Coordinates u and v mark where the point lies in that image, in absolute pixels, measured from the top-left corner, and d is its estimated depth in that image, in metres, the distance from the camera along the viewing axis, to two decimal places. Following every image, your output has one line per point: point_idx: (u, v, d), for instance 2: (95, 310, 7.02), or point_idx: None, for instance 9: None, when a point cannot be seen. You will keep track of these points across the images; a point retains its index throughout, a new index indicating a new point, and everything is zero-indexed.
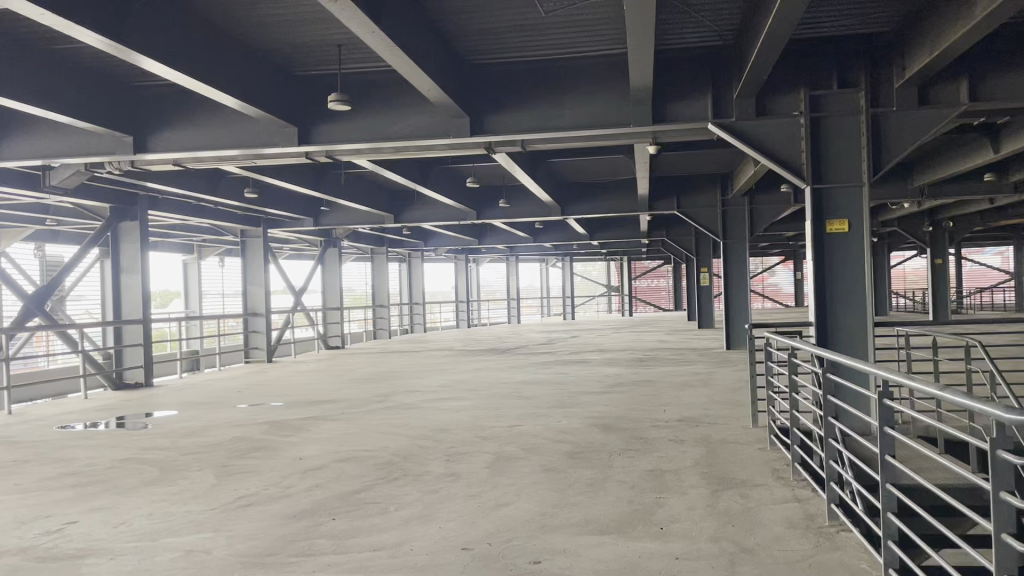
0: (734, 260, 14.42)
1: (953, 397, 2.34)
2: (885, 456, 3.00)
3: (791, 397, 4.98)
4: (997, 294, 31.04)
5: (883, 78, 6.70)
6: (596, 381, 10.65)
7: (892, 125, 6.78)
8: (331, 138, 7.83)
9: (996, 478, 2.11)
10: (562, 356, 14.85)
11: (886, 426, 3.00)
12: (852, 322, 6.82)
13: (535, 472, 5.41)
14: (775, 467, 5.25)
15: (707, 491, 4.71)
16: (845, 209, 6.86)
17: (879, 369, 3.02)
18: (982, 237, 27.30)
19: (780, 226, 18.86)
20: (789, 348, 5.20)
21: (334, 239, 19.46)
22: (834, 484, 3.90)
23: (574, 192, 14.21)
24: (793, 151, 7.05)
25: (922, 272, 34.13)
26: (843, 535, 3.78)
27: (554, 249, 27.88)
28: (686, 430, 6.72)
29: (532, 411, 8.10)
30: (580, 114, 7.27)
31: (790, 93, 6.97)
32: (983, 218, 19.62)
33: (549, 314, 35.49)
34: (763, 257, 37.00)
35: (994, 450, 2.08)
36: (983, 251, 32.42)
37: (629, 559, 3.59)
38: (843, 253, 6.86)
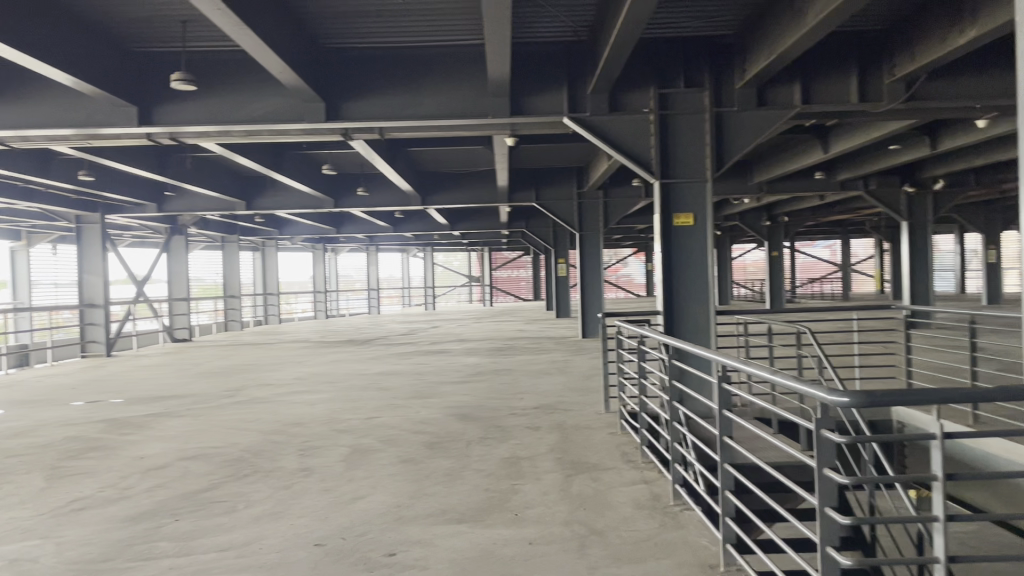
0: (590, 252, 15.10)
1: (784, 381, 2.50)
2: (724, 438, 3.20)
3: (641, 383, 5.17)
4: (826, 284, 33.36)
5: (725, 79, 7.05)
6: (456, 370, 10.66)
7: (733, 123, 7.14)
8: (173, 120, 7.41)
9: (819, 455, 2.27)
10: (422, 346, 14.80)
11: (725, 409, 3.19)
12: (695, 310, 7.21)
13: (392, 463, 5.36)
14: (625, 451, 5.42)
15: (560, 476, 4.83)
16: (690, 203, 7.22)
17: (718, 356, 3.19)
18: (815, 232, 29.26)
19: (633, 219, 19.55)
20: (638, 336, 5.36)
21: (181, 227, 18.30)
22: (678, 465, 4.08)
23: (433, 183, 14.05)
24: (642, 145, 7.30)
25: (761, 264, 36.26)
26: (686, 514, 3.97)
27: (413, 238, 27.68)
28: (541, 417, 6.86)
29: (390, 402, 8.01)
30: (438, 102, 7.24)
31: (639, 90, 7.19)
32: (816, 213, 21.05)
33: (409, 304, 35.20)
34: (617, 249, 38.17)
35: (819, 431, 2.23)
36: (815, 245, 34.78)
37: (484, 546, 3.63)
38: (686, 244, 7.24)
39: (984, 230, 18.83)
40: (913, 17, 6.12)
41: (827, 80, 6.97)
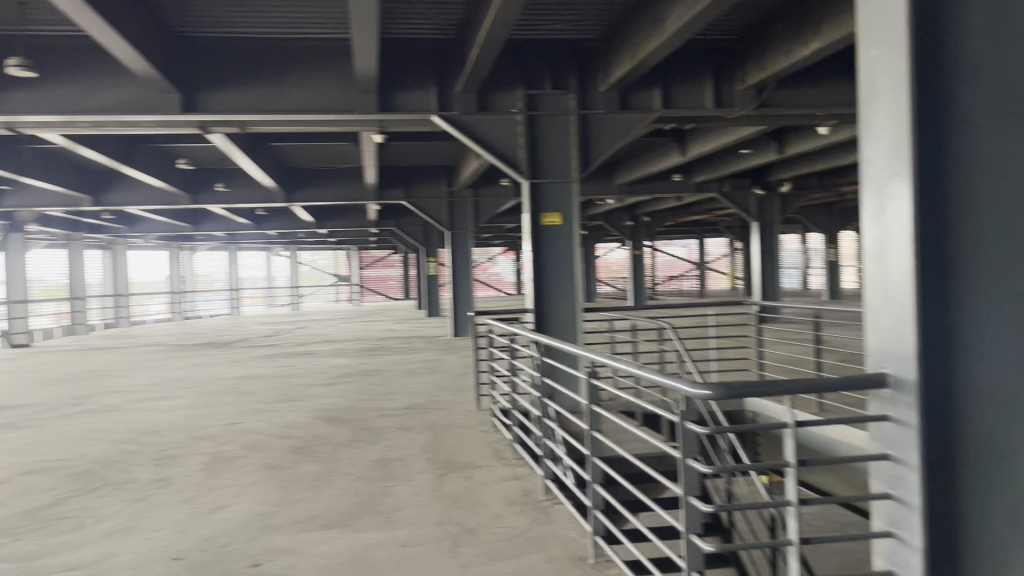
0: (460, 251, 15.19)
1: (650, 375, 2.58)
2: (594, 432, 3.29)
3: (512, 379, 5.22)
4: (684, 281, 34.85)
5: (590, 81, 7.20)
6: (324, 372, 10.40)
7: (598, 125, 7.32)
8: (9, 109, 6.84)
9: (684, 446, 2.36)
10: (287, 348, 14.36)
11: (595, 404, 3.27)
12: (563, 308, 7.38)
13: (256, 470, 5.16)
14: (496, 449, 5.46)
15: (432, 476, 4.80)
16: (557, 203, 7.41)
17: (587, 353, 3.26)
18: (673, 231, 30.51)
19: (501, 219, 19.73)
20: (509, 335, 5.39)
21: (19, 224, 16.97)
22: (549, 460, 4.14)
23: (298, 179, 13.67)
24: (511, 145, 7.34)
25: (625, 262, 37.45)
26: (556, 508, 4.05)
27: (277, 237, 26.83)
28: (412, 417, 6.80)
29: (254, 407, 7.72)
30: (303, 97, 7.02)
31: (507, 91, 7.21)
32: (675, 213, 21.96)
33: (274, 305, 34.12)
34: (486, 247, 38.43)
35: (683, 424, 2.32)
36: (674, 244, 36.22)
37: (355, 551, 3.55)
38: (555, 243, 7.42)
39: (825, 229, 20.22)
40: (764, 28, 6.48)
41: (686, 86, 7.26)
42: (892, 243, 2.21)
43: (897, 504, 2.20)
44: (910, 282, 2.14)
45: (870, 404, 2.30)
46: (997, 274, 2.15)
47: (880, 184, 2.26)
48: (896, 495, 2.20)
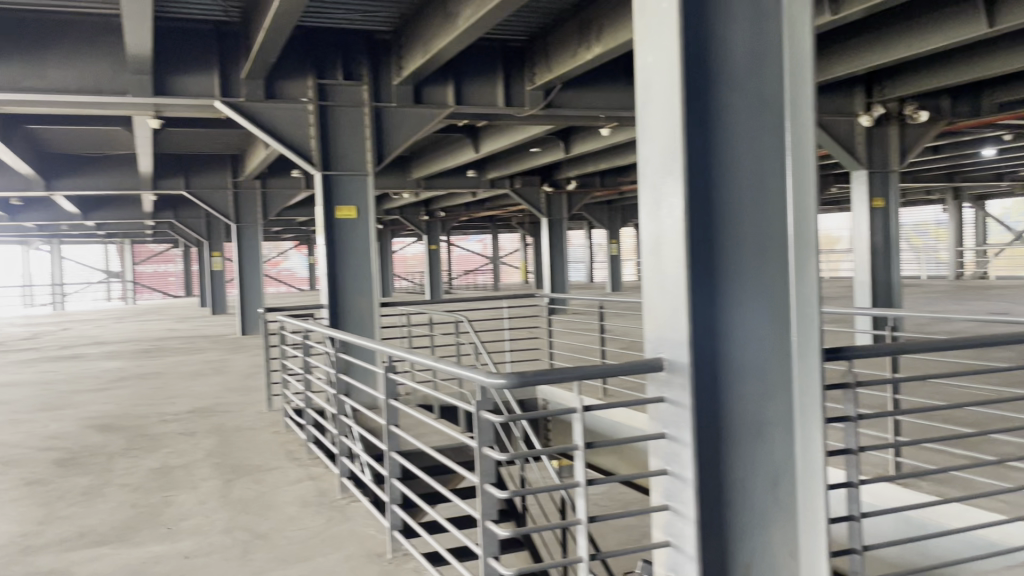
0: (248, 245, 14.50)
1: (447, 367, 2.60)
2: (391, 427, 3.26)
3: (306, 377, 5.07)
4: (479, 276, 35.46)
5: (382, 73, 7.13)
6: (94, 377, 9.52)
7: (391, 118, 7.26)
8: None
9: (481, 436, 2.39)
10: (50, 351, 13.00)
11: (391, 398, 3.26)
12: (357, 302, 7.26)
13: (14, 487, 4.63)
14: (289, 449, 5.28)
15: (220, 482, 4.55)
16: (352, 195, 7.22)
17: (385, 347, 3.23)
18: (468, 226, 30.98)
19: (291, 212, 19.04)
20: (302, 332, 5.22)
21: None
22: (345, 458, 4.07)
23: (58, 164, 12.23)
24: (301, 136, 7.07)
25: (420, 257, 37.48)
26: (352, 506, 3.98)
27: (36, 229, 24.19)
28: (197, 421, 6.40)
29: (10, 418, 6.91)
30: (66, 74, 6.31)
31: (297, 79, 6.97)
32: (470, 209, 22.30)
33: (33, 304, 30.74)
34: (276, 242, 36.98)
35: (479, 413, 2.36)
36: (469, 239, 36.72)
37: (132, 567, 3.29)
38: (349, 236, 7.25)
39: (608, 226, 21.37)
40: (551, 31, 6.74)
41: (478, 83, 7.37)
42: (665, 238, 2.37)
43: (673, 479, 2.37)
44: (681, 273, 2.31)
45: (648, 388, 2.45)
46: (752, 267, 2.39)
47: (654, 182, 2.41)
48: (672, 471, 2.36)
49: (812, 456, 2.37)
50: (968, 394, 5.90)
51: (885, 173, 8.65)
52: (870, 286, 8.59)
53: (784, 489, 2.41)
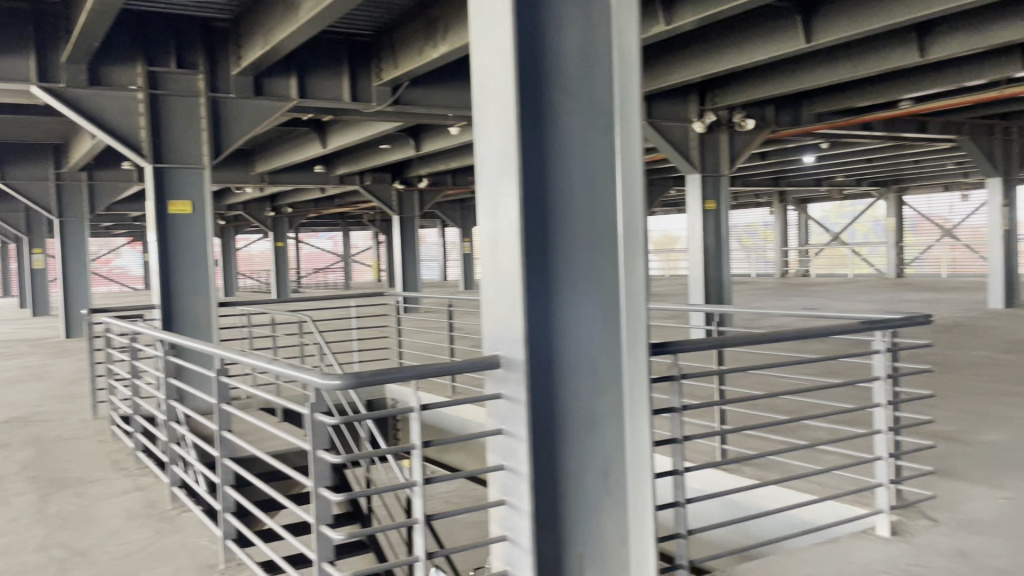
0: (72, 241, 13.52)
1: (281, 369, 2.54)
2: (223, 432, 3.13)
3: (133, 383, 4.79)
4: (330, 274, 34.63)
5: (220, 62, 6.82)
6: None
7: (229, 110, 6.96)
8: None
9: (316, 438, 2.34)
10: None
11: (224, 403, 3.13)
12: (193, 304, 6.92)
13: None
14: (117, 459, 4.95)
15: (35, 497, 4.21)
16: (187, 190, 6.87)
17: (218, 350, 3.10)
18: (318, 223, 30.18)
19: (123, 206, 17.85)
20: (129, 335, 4.92)
21: None
22: (176, 466, 3.87)
23: None
24: (130, 127, 6.61)
25: (267, 254, 36.13)
26: (184, 516, 3.79)
27: None
28: (10, 432, 5.89)
29: None
30: None
31: (126, 66, 6.50)
32: (319, 205, 21.75)
33: None
34: (107, 238, 34.57)
35: (313, 415, 2.31)
36: (319, 236, 35.77)
37: None
38: (184, 232, 6.90)
39: (460, 224, 21.45)
40: (397, 27, 6.70)
41: (321, 76, 7.21)
42: (501, 237, 2.41)
43: (509, 474, 2.41)
44: (517, 271, 2.35)
45: (486, 385, 2.48)
46: (584, 266, 2.47)
47: (490, 182, 2.44)
48: (508, 466, 2.40)
49: (641, 447, 2.47)
50: (787, 383, 6.37)
51: (716, 177, 9.20)
52: (704, 284, 9.20)
53: (613, 480, 2.51)
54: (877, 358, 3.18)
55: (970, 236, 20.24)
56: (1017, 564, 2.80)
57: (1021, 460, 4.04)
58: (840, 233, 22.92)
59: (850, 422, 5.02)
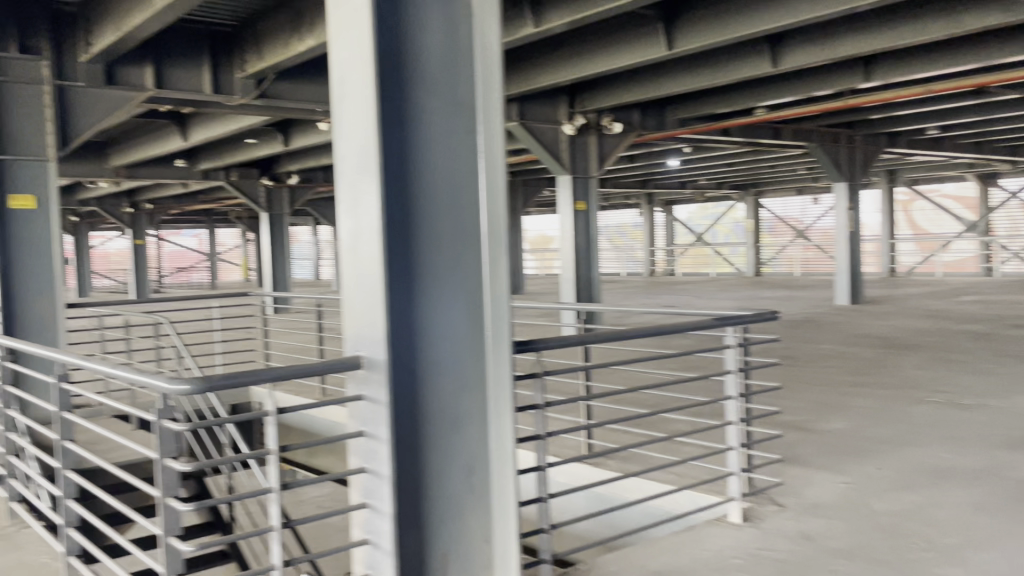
0: None
1: (127, 375, 2.40)
2: (65, 442, 2.94)
3: None
4: (194, 274, 33.07)
5: (66, 48, 6.38)
6: None
7: None
8: None
9: (163, 446, 2.23)
10: None
11: (65, 410, 2.94)
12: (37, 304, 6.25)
13: None
14: None
15: None
16: (30, 182, 6.22)
17: (59, 355, 2.91)
18: (181, 220, 28.76)
19: None
20: None
21: None
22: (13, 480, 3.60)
23: None
24: None
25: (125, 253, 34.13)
26: (23, 533, 3.53)
27: None
28: None
29: None
30: None
31: None
32: (181, 201, 20.75)
33: None
34: None
35: (159, 422, 2.20)
36: (182, 234, 34.11)
37: None
38: (27, 229, 6.18)
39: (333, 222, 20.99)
40: (262, 18, 6.47)
41: (180, 66, 6.87)
42: (362, 236, 2.37)
43: (371, 476, 2.38)
44: (378, 271, 2.32)
45: (348, 386, 2.44)
46: (448, 267, 2.46)
47: (351, 181, 2.40)
48: (370, 467, 2.38)
49: (504, 445, 2.49)
50: (650, 378, 6.61)
51: (586, 178, 9.43)
52: (575, 282, 9.42)
53: (478, 480, 2.52)
54: (729, 354, 3.33)
55: (821, 236, 21.50)
56: (852, 543, 3.01)
57: (859, 446, 4.35)
58: (704, 234, 23.93)
59: (708, 414, 5.26)
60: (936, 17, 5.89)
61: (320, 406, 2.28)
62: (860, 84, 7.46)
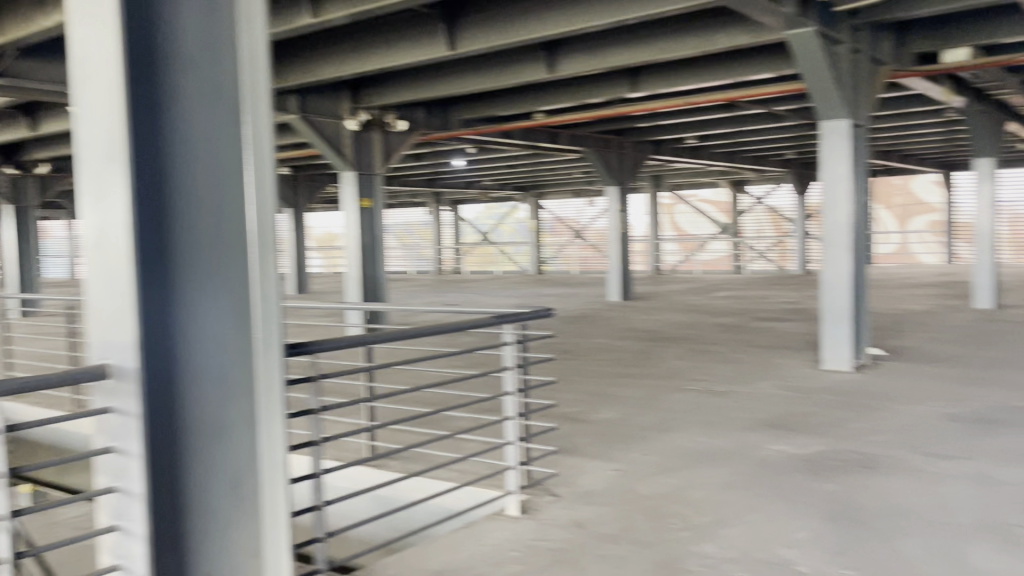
0: None
1: None
2: None
3: None
4: None
5: None
6: None
7: None
8: None
9: None
10: None
11: None
12: None
13: None
14: None
15: None
16: None
17: None
18: None
19: None
20: None
21: None
22: None
23: None
24: None
25: None
26: None
27: None
28: None
29: None
30: None
31: None
32: None
33: None
34: None
35: None
36: None
37: None
38: None
39: None
40: None
41: None
42: (109, 234, 2.15)
43: (122, 494, 2.18)
44: (128, 273, 2.12)
45: (94, 398, 2.21)
46: (212, 268, 2.27)
47: (98, 172, 2.17)
48: (120, 486, 2.17)
49: (274, 455, 2.36)
50: (432, 377, 6.66)
51: (371, 176, 9.31)
52: (360, 282, 9.28)
53: (249, 494, 2.36)
54: (507, 350, 3.37)
55: (597, 237, 22.75)
56: (620, 528, 3.18)
57: (625, 434, 4.62)
58: (489, 233, 24.51)
59: (486, 410, 5.37)
60: (691, 32, 6.35)
61: (72, 419, 1.97)
62: (627, 93, 7.95)
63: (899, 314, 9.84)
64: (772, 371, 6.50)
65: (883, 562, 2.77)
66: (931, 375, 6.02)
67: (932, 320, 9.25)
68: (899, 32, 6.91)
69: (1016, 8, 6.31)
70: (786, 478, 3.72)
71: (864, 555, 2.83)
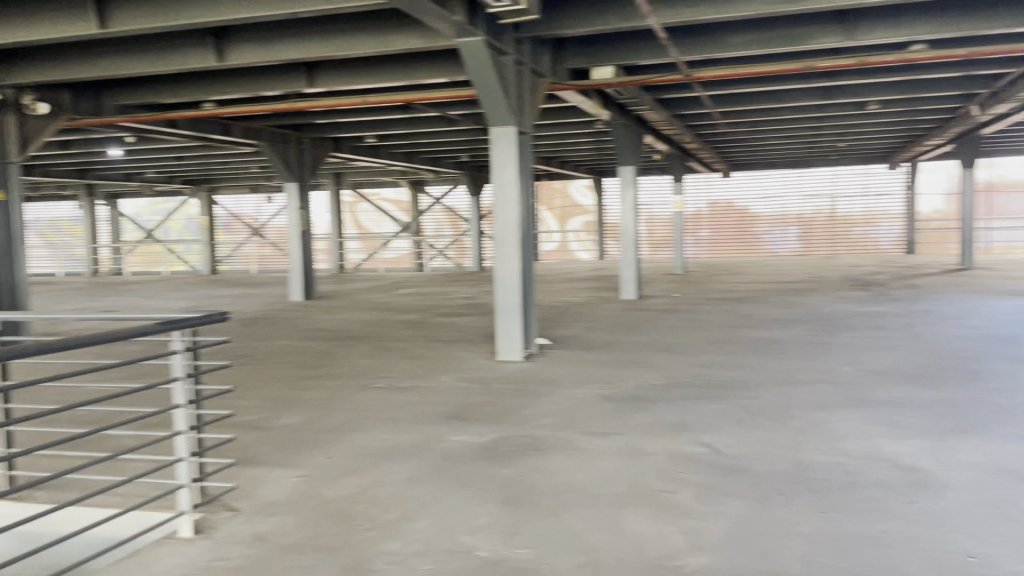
0: None
1: None
2: None
3: None
4: None
5: None
6: None
7: None
8: None
9: None
10: None
11: None
12: None
13: None
14: None
15: None
16: None
17: None
18: None
19: None
20: None
21: None
22: None
23: None
24: None
25: None
26: None
27: None
28: None
29: None
30: None
31: None
32: None
33: None
34: None
35: None
36: None
37: None
38: None
39: None
40: None
41: None
42: None
43: None
44: None
45: None
46: None
47: None
48: None
49: None
50: (89, 392, 5.96)
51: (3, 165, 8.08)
52: None
53: None
54: (175, 359, 3.08)
55: (276, 235, 22.01)
56: (304, 536, 3.09)
57: (308, 437, 4.51)
58: (154, 230, 22.55)
59: (155, 424, 4.93)
60: (366, 30, 6.35)
61: None
62: (305, 88, 7.76)
63: (562, 307, 10.78)
64: (452, 364, 6.76)
65: (553, 539, 2.99)
66: (589, 361, 6.68)
67: (587, 311, 10.27)
68: (556, 46, 7.49)
69: (650, 34, 7.19)
70: (466, 468, 3.88)
71: (535, 533, 3.05)
